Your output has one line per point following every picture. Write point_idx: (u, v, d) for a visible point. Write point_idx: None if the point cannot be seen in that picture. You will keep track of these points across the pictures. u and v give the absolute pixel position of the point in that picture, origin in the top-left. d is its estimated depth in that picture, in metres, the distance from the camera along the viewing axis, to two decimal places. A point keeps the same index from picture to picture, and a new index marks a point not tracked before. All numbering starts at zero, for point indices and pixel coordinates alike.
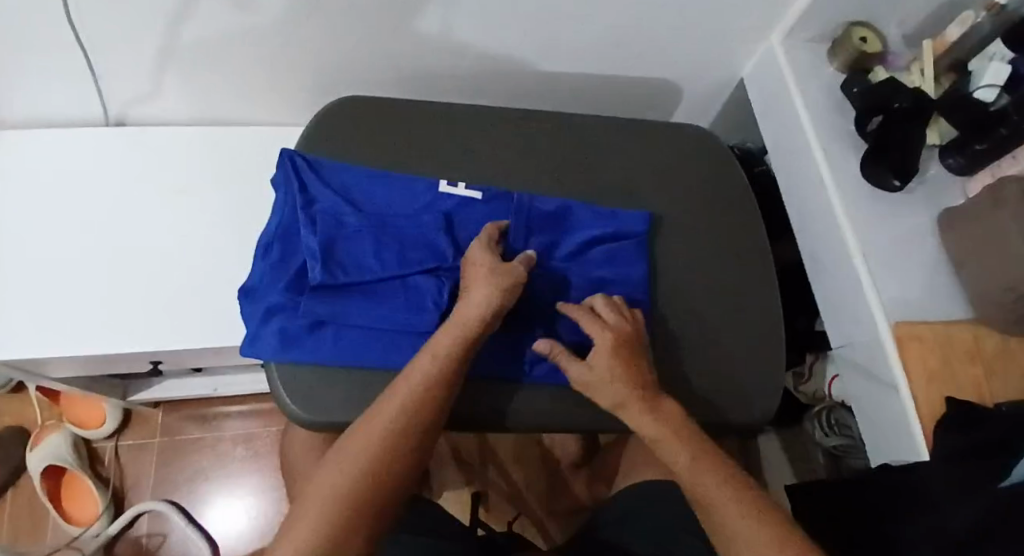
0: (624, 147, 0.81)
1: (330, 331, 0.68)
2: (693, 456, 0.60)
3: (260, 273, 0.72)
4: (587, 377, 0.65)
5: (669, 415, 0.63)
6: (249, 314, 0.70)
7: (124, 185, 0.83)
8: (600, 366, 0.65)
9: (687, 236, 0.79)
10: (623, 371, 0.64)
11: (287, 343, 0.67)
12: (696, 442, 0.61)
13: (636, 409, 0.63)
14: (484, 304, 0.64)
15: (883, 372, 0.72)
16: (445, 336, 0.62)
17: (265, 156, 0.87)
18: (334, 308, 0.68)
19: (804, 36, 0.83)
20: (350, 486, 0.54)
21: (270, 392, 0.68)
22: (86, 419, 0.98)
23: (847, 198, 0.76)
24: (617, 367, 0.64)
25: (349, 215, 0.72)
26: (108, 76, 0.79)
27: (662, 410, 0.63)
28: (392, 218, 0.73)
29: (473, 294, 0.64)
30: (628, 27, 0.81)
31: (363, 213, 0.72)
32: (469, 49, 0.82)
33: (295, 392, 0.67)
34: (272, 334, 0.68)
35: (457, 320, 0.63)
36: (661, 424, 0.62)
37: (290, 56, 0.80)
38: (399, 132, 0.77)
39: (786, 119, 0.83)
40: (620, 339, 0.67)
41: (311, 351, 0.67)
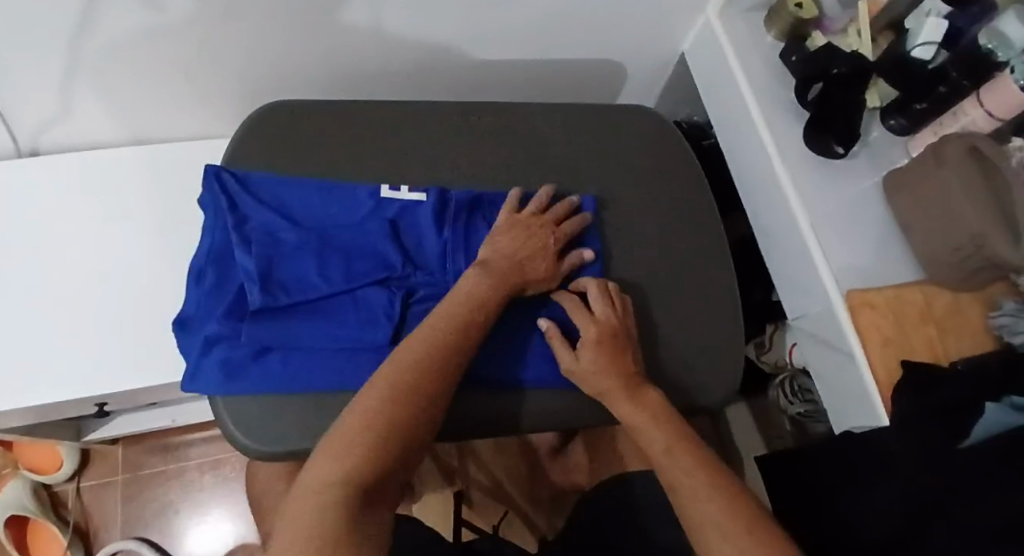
0: (569, 132, 0.79)
1: (274, 356, 0.65)
2: (668, 440, 0.61)
3: (195, 301, 0.69)
4: (580, 368, 0.66)
5: (657, 406, 0.63)
6: (187, 345, 0.67)
7: (46, 220, 0.78)
8: (588, 360, 0.65)
9: (639, 218, 0.77)
10: (610, 362, 0.65)
11: (230, 373, 0.65)
12: (670, 424, 0.62)
13: (623, 399, 0.63)
14: (528, 251, 0.68)
15: (839, 342, 0.72)
16: (491, 269, 0.65)
17: (196, 176, 0.83)
18: (277, 332, 0.65)
19: (739, 7, 0.82)
20: (389, 408, 0.54)
21: (216, 423, 0.65)
22: (41, 463, 0.94)
23: (793, 170, 0.75)
24: (603, 360, 0.65)
25: (287, 231, 0.69)
26: (14, 103, 0.75)
27: (646, 400, 0.64)
28: (332, 232, 0.70)
29: (508, 243, 0.68)
30: (560, 10, 0.79)
31: (302, 228, 0.69)
32: (399, 43, 0.79)
33: (237, 416, 0.65)
34: (214, 365, 0.65)
35: (502, 261, 0.66)
36: (643, 413, 0.63)
37: (211, 65, 0.77)
38: (335, 138, 0.74)
39: (727, 92, 0.82)
40: (603, 330, 0.66)
41: (254, 378, 0.64)
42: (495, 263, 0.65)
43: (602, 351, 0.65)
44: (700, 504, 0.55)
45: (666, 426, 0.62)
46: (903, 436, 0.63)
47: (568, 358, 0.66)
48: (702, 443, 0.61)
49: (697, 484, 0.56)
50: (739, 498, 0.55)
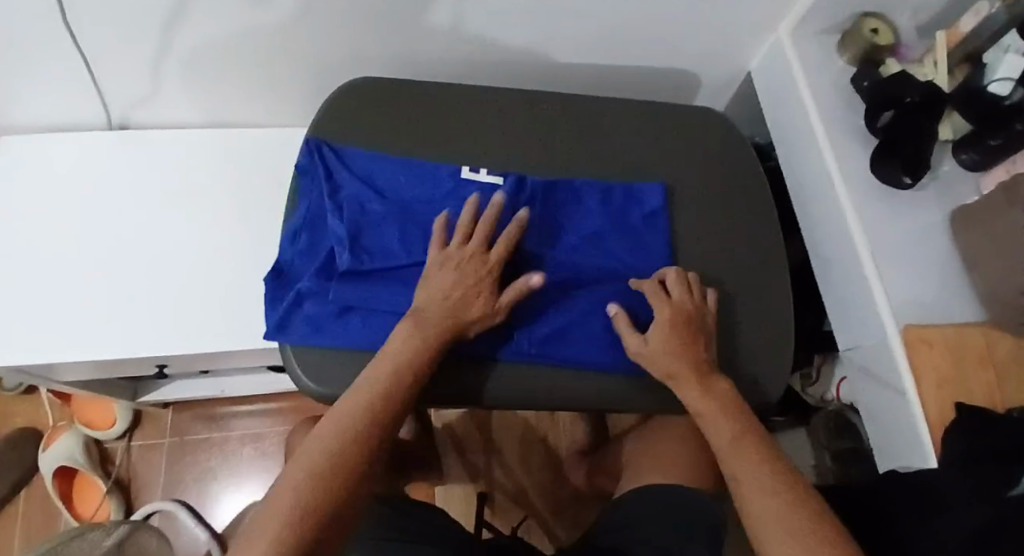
0: (650, 130, 0.79)
1: (357, 316, 0.67)
2: (734, 429, 0.61)
3: (290, 256, 0.71)
4: (646, 352, 0.66)
5: (724, 394, 0.64)
6: (275, 299, 0.70)
7: (126, 188, 0.83)
8: (655, 344, 0.66)
9: (713, 219, 0.76)
10: (681, 344, 0.65)
11: (316, 328, 0.67)
12: (733, 412, 0.62)
13: (690, 384, 0.64)
14: (458, 287, 0.64)
15: (891, 378, 0.70)
16: (424, 323, 0.62)
17: (267, 158, 0.87)
18: (363, 292, 0.68)
19: (812, 30, 0.81)
20: (347, 436, 0.56)
21: (287, 373, 0.67)
22: (96, 420, 0.99)
23: (856, 197, 0.74)
24: (676, 343, 0.65)
25: (375, 202, 0.71)
26: (106, 80, 0.79)
27: (714, 387, 0.64)
28: (416, 206, 0.72)
29: (442, 281, 0.64)
30: (629, 22, 0.79)
31: (388, 200, 0.72)
32: (468, 45, 0.81)
33: (308, 367, 0.66)
34: (301, 320, 0.67)
35: (435, 309, 0.63)
36: (711, 402, 0.63)
37: (286, 56, 0.80)
38: (422, 115, 0.76)
39: (794, 114, 0.81)
40: (674, 316, 0.66)
41: (339, 333, 0.67)
42: (426, 308, 0.63)
43: (671, 337, 0.65)
44: (756, 497, 0.56)
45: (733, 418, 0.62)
46: (950, 479, 0.60)
47: (635, 343, 0.66)
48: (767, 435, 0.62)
49: (759, 476, 0.57)
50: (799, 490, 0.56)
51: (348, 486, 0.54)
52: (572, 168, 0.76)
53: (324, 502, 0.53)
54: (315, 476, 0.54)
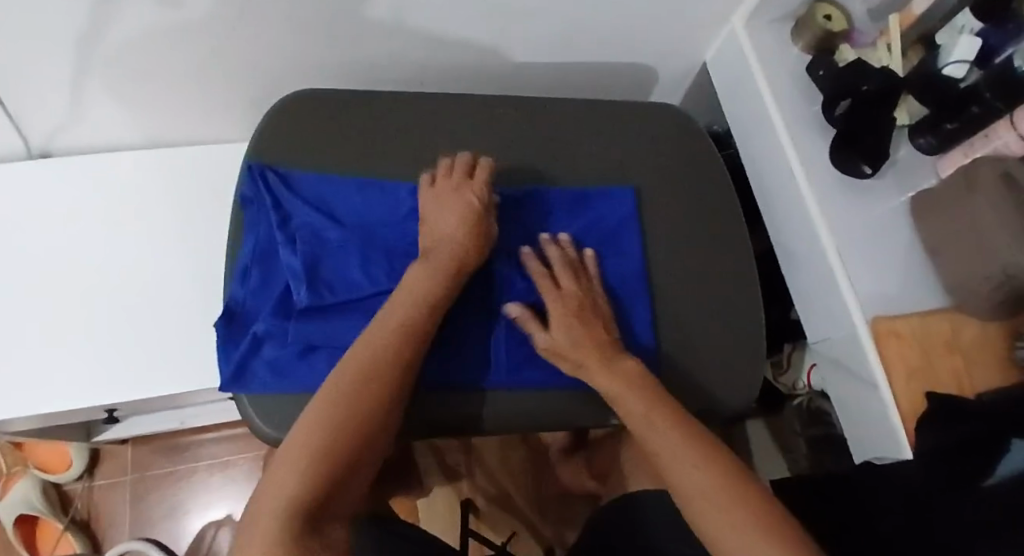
0: (610, 131, 0.77)
1: (322, 355, 0.65)
2: (669, 425, 0.59)
3: (242, 295, 0.68)
4: (555, 342, 0.64)
5: (630, 368, 0.63)
6: (232, 343, 0.66)
7: (61, 222, 0.78)
8: (562, 338, 0.64)
9: (677, 220, 0.75)
10: (580, 326, 0.65)
11: (280, 371, 0.65)
12: (664, 411, 0.60)
13: (597, 365, 0.63)
14: (460, 225, 0.64)
15: (862, 370, 0.70)
16: (399, 306, 0.61)
17: (211, 180, 0.82)
18: (327, 329, 0.66)
19: (765, 18, 0.79)
20: (317, 453, 0.52)
21: (246, 423, 0.64)
22: (51, 462, 0.95)
23: (818, 189, 0.73)
24: (570, 323, 0.64)
25: (331, 230, 0.68)
26: (24, 108, 0.74)
27: (624, 367, 0.63)
28: (375, 231, 0.69)
29: (439, 237, 0.64)
30: (581, 16, 0.76)
31: (345, 227, 0.69)
32: (411, 48, 0.77)
33: (266, 411, 0.64)
34: (262, 365, 0.65)
35: (436, 251, 0.63)
36: (617, 380, 0.62)
37: (221, 67, 0.75)
38: (374, 132, 0.72)
39: (752, 105, 0.80)
40: (569, 303, 0.66)
41: (306, 376, 0.64)
42: (435, 244, 0.64)
43: (571, 321, 0.65)
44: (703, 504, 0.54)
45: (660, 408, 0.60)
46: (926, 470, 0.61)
47: (542, 337, 0.65)
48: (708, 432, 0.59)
49: (703, 483, 0.54)
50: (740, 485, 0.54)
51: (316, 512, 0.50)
52: (533, 176, 0.74)
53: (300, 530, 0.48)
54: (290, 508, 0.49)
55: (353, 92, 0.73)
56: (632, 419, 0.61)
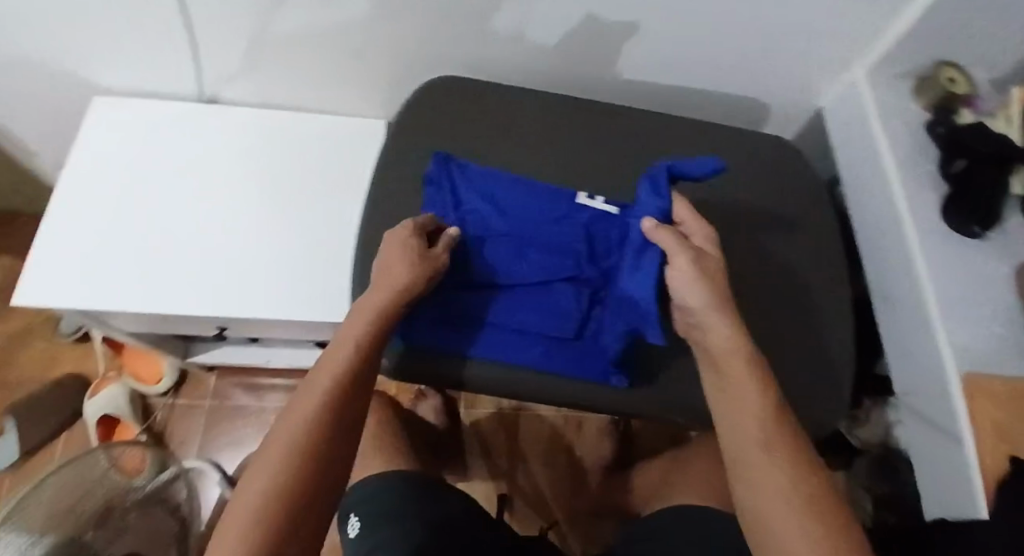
0: (728, 155, 0.80)
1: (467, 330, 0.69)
2: (762, 404, 0.54)
3: None
4: (675, 268, 0.60)
5: (743, 330, 0.58)
6: None
7: (215, 160, 0.85)
8: (692, 298, 0.58)
9: (781, 246, 0.77)
10: (705, 276, 0.59)
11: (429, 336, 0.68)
12: (762, 385, 0.55)
13: (716, 320, 0.58)
14: (410, 278, 0.61)
15: (948, 422, 0.70)
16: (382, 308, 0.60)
17: (347, 146, 0.89)
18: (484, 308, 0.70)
19: (890, 73, 0.82)
20: (321, 409, 0.53)
21: None
22: (144, 373, 1.01)
23: (924, 239, 0.74)
24: (703, 277, 0.58)
25: (495, 220, 0.72)
26: (203, 53, 0.82)
27: (739, 332, 0.58)
28: (535, 230, 0.72)
29: (401, 269, 0.62)
30: (716, 43, 0.80)
31: (508, 219, 0.72)
32: (551, 51, 0.82)
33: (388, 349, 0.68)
34: (414, 326, 0.68)
35: (399, 292, 0.61)
36: (731, 340, 0.57)
37: (380, 49, 0.82)
38: (518, 125, 0.78)
39: (867, 153, 0.82)
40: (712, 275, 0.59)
41: (454, 344, 0.68)
42: (383, 283, 0.62)
43: (705, 264, 0.59)
44: (756, 486, 0.51)
45: (751, 385, 0.55)
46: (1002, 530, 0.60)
47: (677, 261, 0.59)
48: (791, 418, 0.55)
49: (778, 468, 0.51)
50: (813, 476, 0.51)
51: (315, 470, 0.50)
52: (642, 182, 0.77)
53: (301, 487, 0.49)
54: (287, 466, 0.50)
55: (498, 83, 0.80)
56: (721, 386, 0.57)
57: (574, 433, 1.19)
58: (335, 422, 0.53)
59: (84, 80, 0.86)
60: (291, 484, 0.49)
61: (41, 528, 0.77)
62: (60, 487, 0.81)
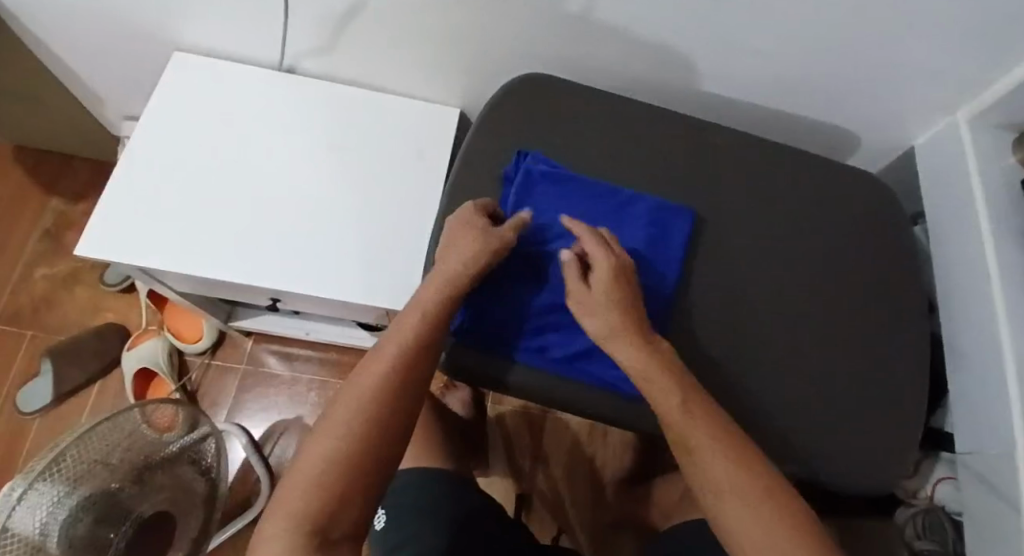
0: (814, 187, 0.77)
1: (532, 338, 0.67)
2: (705, 420, 0.58)
3: None
4: (585, 296, 0.63)
5: (660, 353, 0.62)
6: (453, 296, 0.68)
7: (287, 130, 0.84)
8: (601, 322, 0.62)
9: (854, 289, 0.75)
10: (620, 296, 0.63)
11: (494, 340, 0.66)
12: (697, 402, 0.59)
13: (626, 339, 0.61)
14: (474, 258, 0.62)
15: (1010, 492, 0.67)
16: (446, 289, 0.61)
17: (421, 132, 0.88)
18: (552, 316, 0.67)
19: (991, 122, 0.78)
20: (381, 389, 0.55)
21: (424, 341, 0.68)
22: (185, 331, 1.02)
23: (1008, 301, 0.72)
24: (611, 308, 0.62)
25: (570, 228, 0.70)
26: (290, 23, 0.81)
27: (655, 348, 0.62)
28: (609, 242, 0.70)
29: (466, 249, 0.62)
30: (814, 71, 0.77)
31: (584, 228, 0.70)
32: (642, 59, 0.80)
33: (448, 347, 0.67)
34: (477, 324, 0.66)
35: (460, 273, 0.62)
36: (649, 360, 0.61)
37: (467, 37, 0.80)
38: (603, 132, 0.75)
39: (957, 202, 0.79)
40: (581, 298, 0.64)
41: (517, 351, 0.66)
42: (438, 274, 0.62)
43: (614, 284, 0.63)
44: (735, 507, 0.55)
45: (696, 404, 0.59)
46: None
47: (574, 286, 0.64)
48: (742, 437, 0.59)
49: (740, 486, 0.55)
50: (766, 484, 0.55)
51: (371, 449, 0.53)
52: (723, 206, 0.75)
53: (356, 465, 0.52)
54: (346, 443, 0.52)
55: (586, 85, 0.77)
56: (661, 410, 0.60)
57: (598, 442, 1.17)
58: (392, 402, 0.55)
59: (167, 36, 0.86)
60: (346, 460, 0.52)
61: (77, 477, 0.77)
62: (97, 436, 0.80)
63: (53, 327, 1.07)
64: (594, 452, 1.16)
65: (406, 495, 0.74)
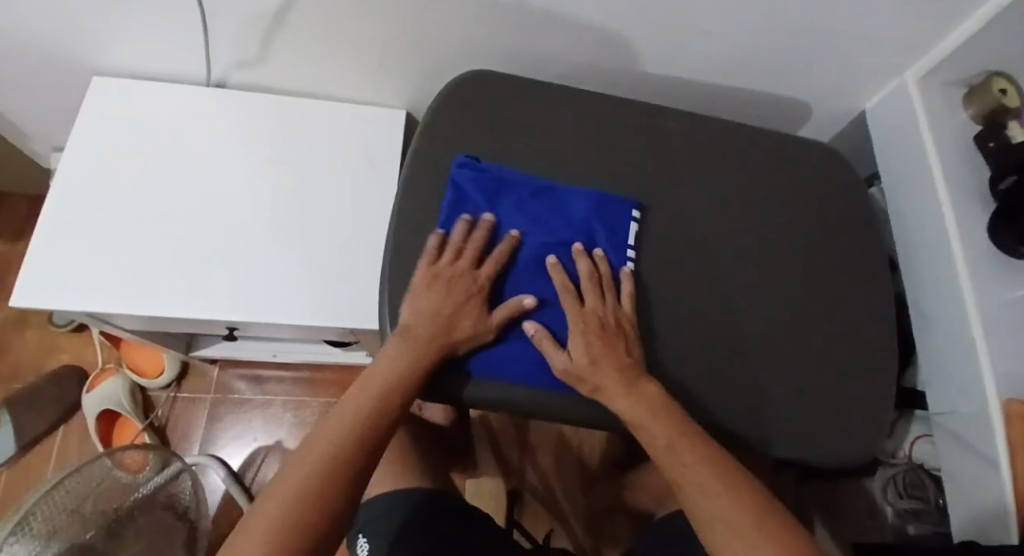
0: (765, 162, 0.77)
1: (498, 351, 0.64)
2: (696, 458, 0.59)
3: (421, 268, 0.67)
4: (576, 368, 0.63)
5: (652, 397, 0.62)
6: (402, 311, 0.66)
7: (226, 152, 0.81)
8: (592, 382, 0.62)
9: (816, 261, 0.75)
10: (603, 349, 0.63)
11: (460, 358, 0.64)
12: (688, 437, 0.60)
13: (617, 393, 0.62)
14: (470, 294, 0.64)
15: (985, 448, 0.69)
16: (438, 318, 0.62)
17: (366, 141, 0.85)
18: (516, 327, 0.65)
19: (939, 79, 0.78)
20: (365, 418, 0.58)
21: None
22: (146, 366, 1.00)
23: (969, 259, 0.72)
24: (602, 368, 0.62)
25: (520, 233, 0.68)
26: (216, 38, 0.77)
27: (644, 391, 0.62)
28: (559, 242, 0.69)
29: (450, 277, 0.64)
30: (761, 44, 0.76)
31: (533, 231, 0.68)
32: (586, 44, 0.78)
33: None
34: None
35: (448, 302, 0.63)
36: (638, 406, 0.61)
37: (406, 37, 0.77)
38: (549, 127, 0.73)
39: (910, 163, 0.79)
40: (574, 374, 0.63)
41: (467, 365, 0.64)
42: (447, 304, 0.63)
43: (591, 341, 0.63)
44: (729, 542, 0.55)
45: (686, 444, 0.60)
46: None
47: (561, 360, 0.63)
48: (733, 464, 0.59)
49: (737, 519, 0.55)
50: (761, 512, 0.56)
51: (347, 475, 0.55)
52: (683, 192, 0.74)
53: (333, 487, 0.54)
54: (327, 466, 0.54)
55: (527, 78, 0.75)
56: (654, 448, 0.61)
57: (582, 432, 1.16)
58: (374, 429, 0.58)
59: (87, 61, 0.81)
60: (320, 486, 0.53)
61: (53, 529, 0.74)
62: (71, 485, 0.77)
63: (5, 375, 1.02)
64: (579, 441, 1.16)
65: (381, 527, 0.72)
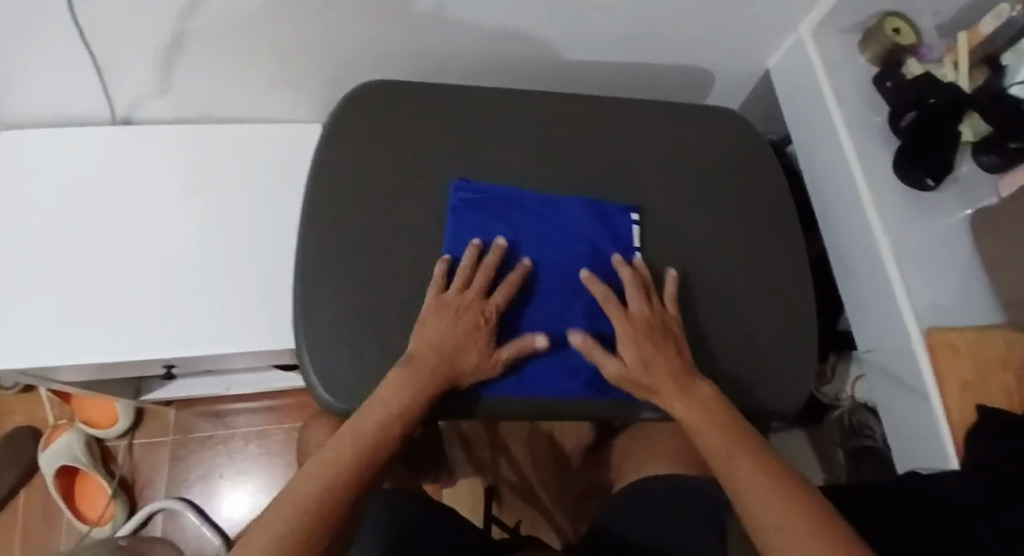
0: (669, 130, 0.78)
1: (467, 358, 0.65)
2: (752, 463, 0.57)
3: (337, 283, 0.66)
4: (629, 373, 0.65)
5: (709, 401, 0.63)
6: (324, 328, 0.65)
7: (148, 192, 0.81)
8: (648, 377, 0.64)
9: (733, 219, 0.76)
10: (651, 350, 0.65)
11: None
12: (747, 445, 0.59)
13: (671, 392, 0.63)
14: (474, 339, 0.64)
15: (914, 381, 0.70)
16: (417, 367, 0.62)
17: (281, 161, 0.85)
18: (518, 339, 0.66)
19: (831, 29, 0.80)
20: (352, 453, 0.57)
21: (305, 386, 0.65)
22: (98, 417, 1.00)
23: (877, 201, 0.73)
24: (658, 362, 0.64)
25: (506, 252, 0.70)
26: (111, 75, 0.77)
27: (700, 396, 0.63)
28: (553, 258, 0.70)
29: (438, 329, 0.63)
30: (650, 19, 0.78)
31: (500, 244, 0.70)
32: (484, 39, 0.79)
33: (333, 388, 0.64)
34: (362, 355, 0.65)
35: (429, 353, 0.62)
36: (695, 405, 0.62)
37: (304, 52, 0.78)
38: (450, 124, 0.73)
39: (815, 114, 0.80)
40: (629, 379, 0.65)
41: None
42: (461, 365, 0.63)
43: (641, 344, 0.65)
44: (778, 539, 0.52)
45: (749, 451, 0.59)
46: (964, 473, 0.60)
47: (613, 366, 0.65)
48: (788, 465, 0.57)
49: (775, 514, 0.53)
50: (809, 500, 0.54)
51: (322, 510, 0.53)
52: (593, 170, 0.75)
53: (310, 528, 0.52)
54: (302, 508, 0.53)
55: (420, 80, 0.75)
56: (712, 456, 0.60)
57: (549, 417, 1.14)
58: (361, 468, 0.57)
59: None
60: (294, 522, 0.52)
61: None
62: None
63: None
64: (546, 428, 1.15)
65: None
